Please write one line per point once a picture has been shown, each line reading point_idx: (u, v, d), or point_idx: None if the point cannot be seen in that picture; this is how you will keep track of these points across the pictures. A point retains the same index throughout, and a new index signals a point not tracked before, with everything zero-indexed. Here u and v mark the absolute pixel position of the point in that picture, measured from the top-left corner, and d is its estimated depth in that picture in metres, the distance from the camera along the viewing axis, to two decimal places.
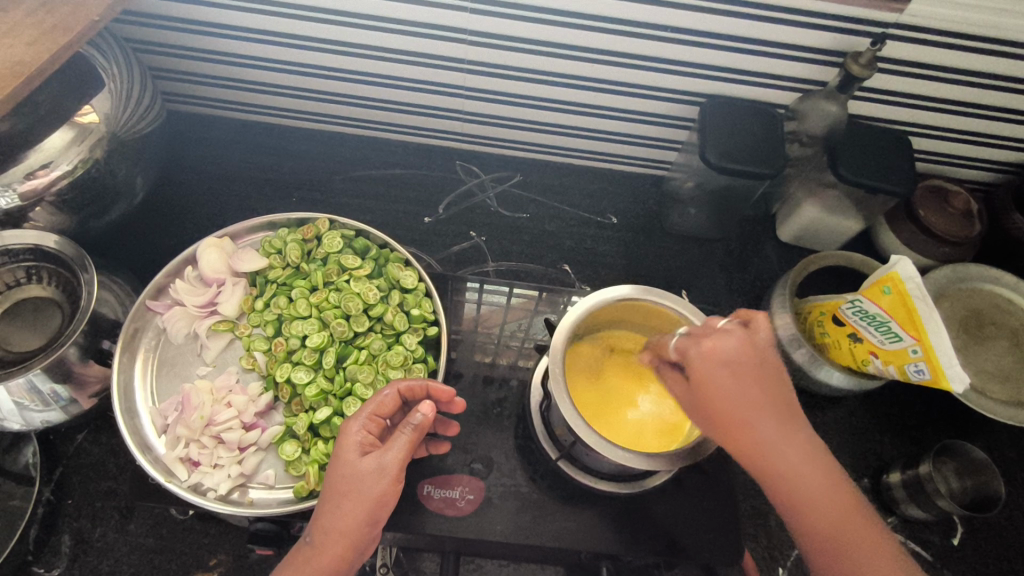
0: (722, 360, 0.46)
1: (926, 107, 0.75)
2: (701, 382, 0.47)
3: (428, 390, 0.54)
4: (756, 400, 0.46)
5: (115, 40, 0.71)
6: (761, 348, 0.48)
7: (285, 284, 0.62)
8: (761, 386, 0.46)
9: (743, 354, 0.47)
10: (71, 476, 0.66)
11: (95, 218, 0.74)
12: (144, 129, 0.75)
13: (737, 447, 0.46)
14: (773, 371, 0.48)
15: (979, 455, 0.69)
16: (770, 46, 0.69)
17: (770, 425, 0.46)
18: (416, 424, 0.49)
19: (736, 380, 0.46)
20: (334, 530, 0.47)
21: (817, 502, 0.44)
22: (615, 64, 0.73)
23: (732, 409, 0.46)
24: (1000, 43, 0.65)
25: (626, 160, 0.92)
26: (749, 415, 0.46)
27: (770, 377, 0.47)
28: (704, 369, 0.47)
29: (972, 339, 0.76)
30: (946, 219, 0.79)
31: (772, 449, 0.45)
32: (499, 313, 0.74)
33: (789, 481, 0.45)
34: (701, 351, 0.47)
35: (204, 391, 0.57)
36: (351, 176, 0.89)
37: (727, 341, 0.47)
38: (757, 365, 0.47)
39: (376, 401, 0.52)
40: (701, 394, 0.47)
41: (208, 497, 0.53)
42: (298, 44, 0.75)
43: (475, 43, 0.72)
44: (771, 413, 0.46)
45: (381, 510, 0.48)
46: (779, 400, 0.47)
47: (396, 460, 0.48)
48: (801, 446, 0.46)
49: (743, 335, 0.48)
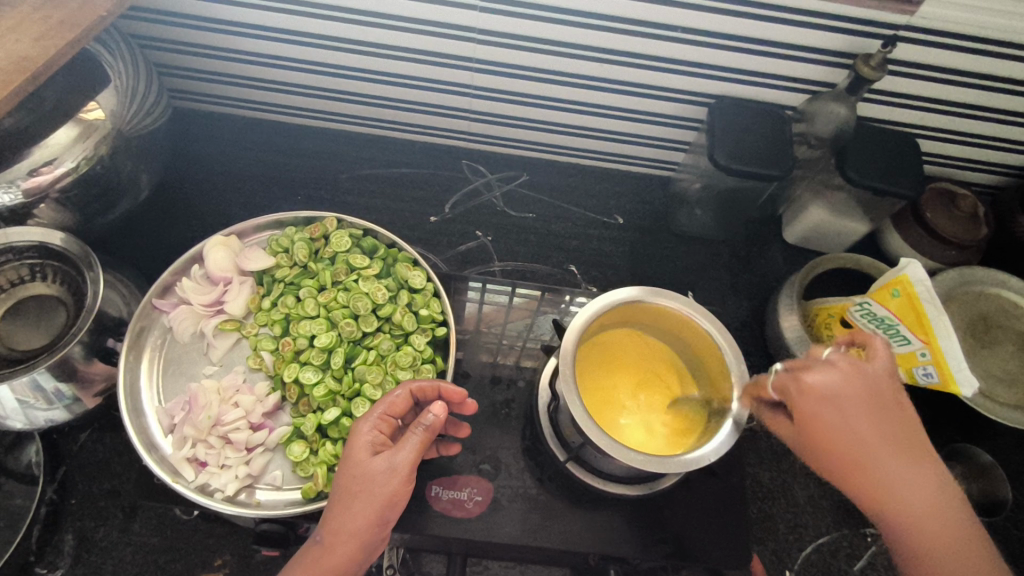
0: (829, 396, 0.46)
1: (934, 109, 0.75)
2: (807, 418, 0.46)
3: (439, 390, 0.54)
4: (873, 434, 0.45)
5: (121, 35, 0.70)
6: (870, 376, 0.47)
7: (293, 283, 0.61)
8: (879, 418, 0.46)
9: (850, 386, 0.46)
10: (74, 475, 0.66)
11: (99, 214, 0.73)
12: (149, 125, 0.75)
13: (848, 480, 0.45)
14: (891, 399, 0.47)
15: (985, 460, 0.73)
16: (779, 47, 0.69)
17: (889, 459, 0.45)
18: (428, 425, 0.49)
19: (847, 414, 0.45)
20: (344, 531, 0.46)
21: (936, 538, 0.43)
22: (625, 64, 0.73)
23: (849, 447, 0.45)
24: (1010, 46, 0.65)
25: (632, 161, 0.92)
26: (864, 448, 0.45)
27: (886, 407, 0.46)
28: (809, 405, 0.46)
29: (978, 343, 0.76)
30: (955, 221, 0.79)
31: (899, 484, 0.44)
32: (505, 313, 0.74)
33: (914, 517, 0.43)
34: (804, 388, 0.47)
35: (211, 391, 0.57)
36: (357, 174, 0.88)
37: (833, 375, 0.47)
38: (868, 396, 0.46)
39: (387, 401, 0.52)
40: (806, 431, 0.46)
41: (215, 497, 0.53)
42: (305, 41, 0.75)
43: (484, 42, 0.72)
44: (895, 447, 0.45)
45: (391, 510, 0.48)
46: (898, 433, 0.46)
47: (408, 460, 0.48)
48: (926, 479, 0.44)
49: (849, 366, 0.47)
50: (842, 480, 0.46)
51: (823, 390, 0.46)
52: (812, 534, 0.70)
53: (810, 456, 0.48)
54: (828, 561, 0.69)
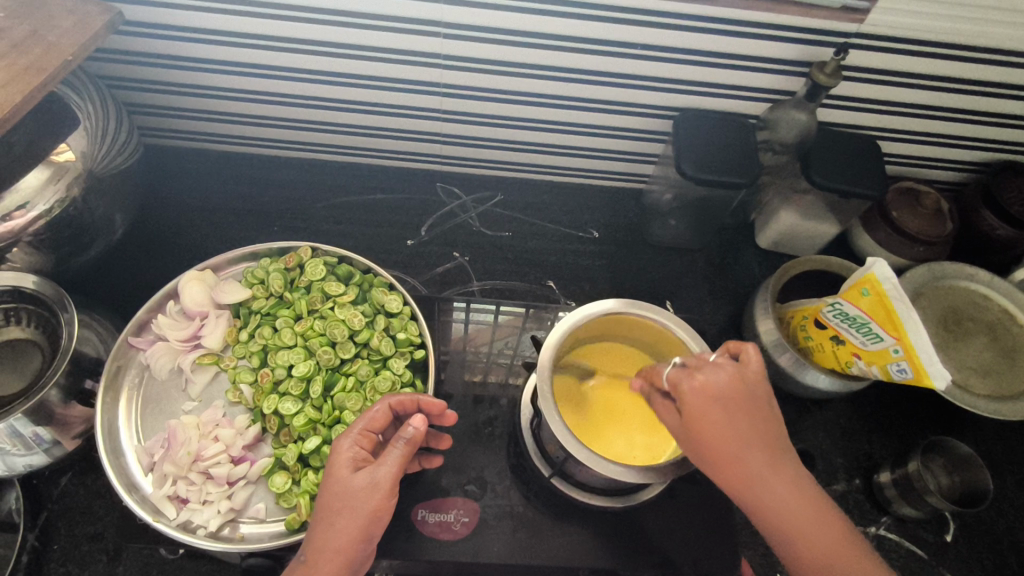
0: (705, 397, 0.47)
1: (892, 111, 0.77)
2: (693, 415, 0.47)
3: (418, 403, 0.54)
4: (749, 438, 0.47)
5: (91, 78, 0.71)
6: (754, 381, 0.49)
7: (270, 314, 0.62)
8: (754, 424, 0.48)
9: (732, 388, 0.48)
10: (56, 520, 0.65)
11: (74, 256, 0.73)
12: (121, 164, 0.75)
13: (722, 473, 0.47)
14: (766, 399, 0.49)
15: (964, 450, 0.69)
16: (737, 59, 0.71)
17: (756, 459, 0.47)
18: (409, 439, 0.50)
19: (727, 412, 0.47)
20: (329, 548, 0.47)
21: (792, 522, 0.46)
22: (590, 81, 0.75)
23: (727, 444, 0.47)
24: (958, 48, 0.67)
25: (604, 176, 0.93)
26: (738, 447, 0.47)
27: (760, 416, 0.48)
28: (696, 400, 0.47)
29: (952, 336, 0.77)
30: (920, 217, 0.81)
31: (761, 469, 0.47)
32: (488, 332, 0.74)
33: (767, 506, 0.46)
34: (692, 383, 0.48)
35: (190, 426, 0.56)
36: (333, 203, 0.89)
37: (717, 375, 0.48)
38: (747, 396, 0.48)
39: (368, 416, 0.52)
40: (691, 426, 0.47)
41: (198, 534, 0.52)
42: (274, 74, 0.76)
43: (450, 67, 0.73)
44: (765, 443, 0.47)
45: (375, 525, 0.48)
46: (764, 427, 0.48)
47: (389, 474, 0.49)
48: (778, 484, 0.47)
49: (733, 368, 0.49)
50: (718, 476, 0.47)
51: (705, 388, 0.48)
52: None
53: (694, 454, 0.48)
54: None
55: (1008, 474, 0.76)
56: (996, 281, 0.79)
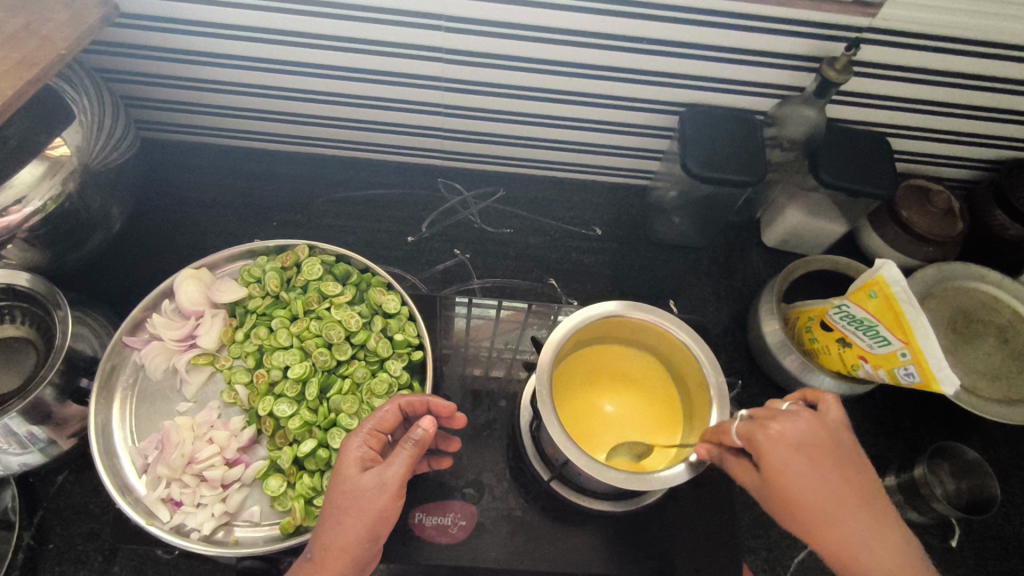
0: (788, 446, 0.46)
1: (903, 108, 0.75)
2: (777, 470, 0.45)
3: (428, 404, 0.54)
4: (840, 491, 0.45)
5: (86, 71, 0.70)
6: (836, 431, 0.48)
7: (266, 314, 0.61)
8: (842, 473, 0.45)
9: (815, 435, 0.46)
10: (51, 519, 0.64)
11: (70, 252, 0.72)
12: (118, 159, 0.74)
13: (815, 532, 0.44)
14: (852, 451, 0.47)
15: (973, 457, 0.69)
16: (745, 54, 0.69)
17: (853, 514, 0.44)
18: (417, 440, 0.49)
19: (812, 464, 0.45)
20: (336, 546, 0.47)
21: None
22: (593, 76, 0.73)
23: (817, 500, 0.44)
24: (972, 43, 0.65)
25: (607, 172, 0.92)
26: (829, 499, 0.44)
27: (848, 466, 0.46)
28: (777, 453, 0.46)
29: (961, 338, 0.76)
30: (930, 217, 0.79)
31: (856, 526, 0.44)
32: (491, 326, 0.73)
33: (878, 571, 0.42)
34: (769, 434, 0.46)
35: (184, 428, 0.56)
36: (332, 198, 0.88)
37: (797, 424, 0.47)
38: (831, 446, 0.46)
39: (377, 416, 0.51)
40: (773, 480, 0.45)
41: (191, 538, 0.52)
42: (272, 68, 0.74)
43: (451, 62, 0.72)
44: (858, 500, 0.45)
45: (382, 525, 0.48)
46: (855, 481, 0.46)
47: (397, 474, 0.48)
48: (880, 541, 0.43)
49: (812, 418, 0.48)
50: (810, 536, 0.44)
51: (785, 439, 0.46)
52: (802, 541, 0.70)
53: (780, 511, 0.46)
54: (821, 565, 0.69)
55: (1016, 478, 0.75)
56: (1006, 282, 0.77)
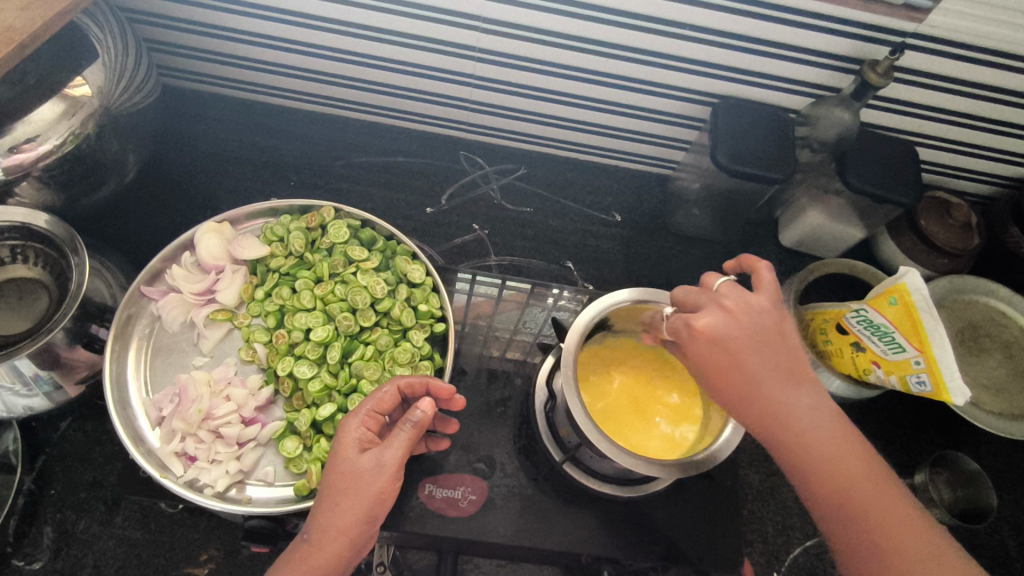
0: (713, 334, 0.45)
1: (935, 118, 0.75)
2: (702, 357, 0.46)
3: (428, 387, 0.52)
4: (760, 373, 0.44)
5: (110, 9, 0.67)
6: (755, 312, 0.46)
7: (289, 274, 0.59)
8: (763, 355, 0.45)
9: (733, 321, 0.45)
10: (54, 465, 0.63)
11: (84, 196, 0.71)
12: (139, 103, 0.72)
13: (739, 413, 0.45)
14: (779, 330, 0.46)
15: (972, 468, 0.71)
16: (787, 49, 0.68)
17: (776, 395, 0.44)
18: (416, 421, 0.49)
19: (732, 354, 0.45)
20: (334, 528, 0.46)
21: (818, 464, 0.43)
22: (631, 60, 0.72)
23: (745, 385, 0.44)
24: (1012, 58, 0.65)
25: (631, 158, 0.91)
26: (750, 382, 0.44)
27: (774, 344, 0.45)
28: (699, 344, 0.46)
29: (967, 351, 0.77)
30: (949, 229, 0.80)
31: (781, 405, 0.44)
32: (491, 305, 0.73)
33: (798, 451, 0.43)
34: (692, 327, 0.46)
35: (202, 383, 0.55)
36: (352, 162, 0.86)
37: (717, 316, 0.46)
38: (752, 332, 0.45)
39: (376, 398, 0.50)
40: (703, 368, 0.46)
41: (204, 494, 0.51)
42: (302, 22, 0.72)
43: (488, 31, 0.70)
44: (778, 382, 0.44)
45: (380, 507, 0.47)
46: (778, 362, 0.45)
47: (396, 456, 0.48)
48: (801, 423, 0.43)
49: (732, 305, 0.46)
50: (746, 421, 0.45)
51: (708, 328, 0.46)
52: (799, 538, 0.71)
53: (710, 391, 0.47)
54: (816, 563, 0.70)
55: (1010, 491, 0.76)
56: (1017, 299, 0.78)
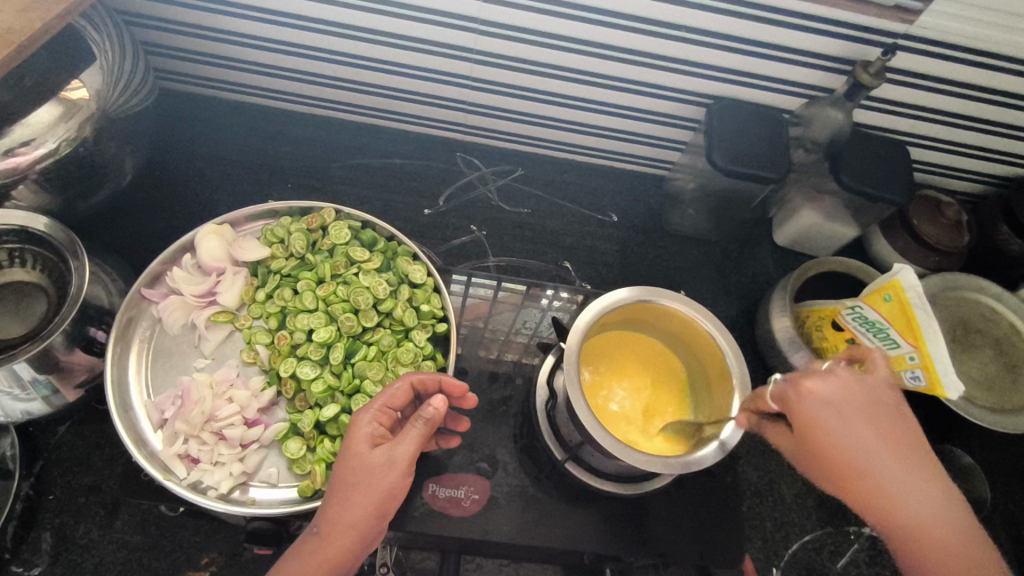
0: (825, 401, 0.46)
1: (925, 118, 0.76)
2: (809, 425, 0.46)
3: (440, 384, 0.54)
4: (873, 443, 0.45)
5: (107, 12, 0.67)
6: (871, 389, 0.48)
7: (291, 276, 0.59)
8: (876, 427, 0.45)
9: (849, 392, 0.47)
10: (52, 470, 0.63)
11: (82, 199, 0.70)
12: (136, 106, 0.72)
13: (848, 484, 0.44)
14: (894, 408, 0.47)
15: (965, 464, 0.76)
16: (780, 50, 0.69)
17: (889, 466, 0.44)
18: (428, 418, 0.49)
19: (843, 417, 0.46)
20: (342, 523, 0.46)
21: (938, 546, 0.42)
22: (628, 61, 0.73)
23: (855, 450, 0.44)
24: (1001, 58, 0.66)
25: (627, 159, 0.92)
26: (863, 452, 0.44)
27: (886, 417, 0.46)
28: (810, 411, 0.46)
29: (959, 347, 0.78)
30: (941, 227, 0.81)
31: (891, 477, 0.44)
32: (487, 305, 0.73)
33: (915, 530, 0.42)
34: (802, 394, 0.47)
35: (203, 385, 0.55)
36: (349, 164, 0.86)
37: (831, 382, 0.47)
38: (867, 403, 0.46)
39: (387, 393, 0.51)
40: (808, 436, 0.46)
41: (208, 496, 0.51)
42: (300, 24, 0.72)
43: (485, 33, 0.71)
44: (892, 455, 0.45)
45: (389, 502, 0.48)
46: (888, 434, 0.46)
47: (407, 452, 0.48)
48: (917, 498, 0.43)
49: (849, 376, 0.48)
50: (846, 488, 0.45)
51: (820, 396, 0.47)
52: (798, 532, 0.72)
53: (812, 466, 0.47)
54: (815, 557, 0.71)
55: (1003, 484, 0.77)
56: (1007, 295, 0.80)
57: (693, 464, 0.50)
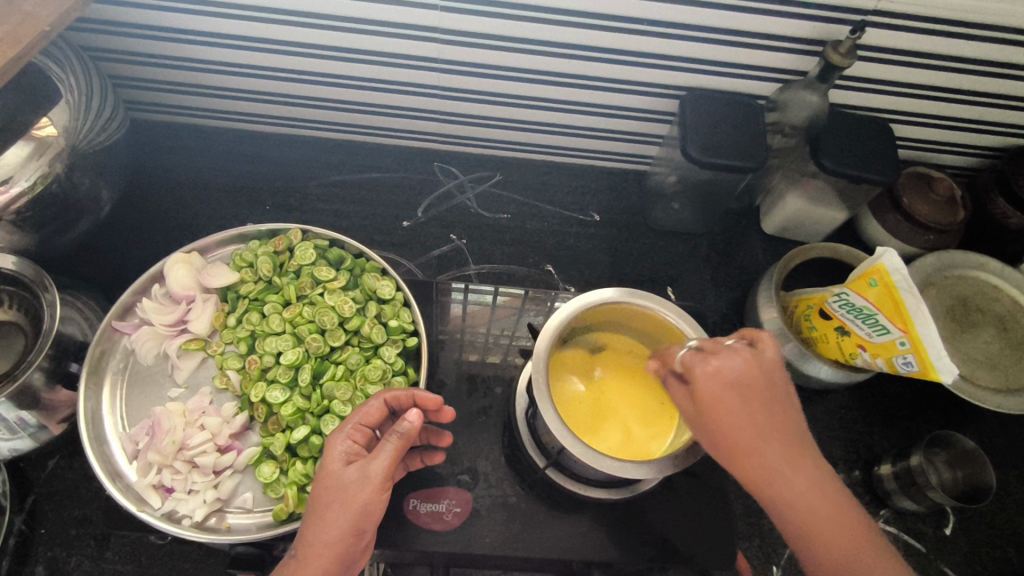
0: (723, 381, 0.44)
1: (907, 93, 0.74)
2: (705, 398, 0.44)
3: (413, 398, 0.53)
4: (772, 431, 0.43)
5: (72, 48, 0.68)
6: (769, 363, 0.46)
7: (259, 300, 0.60)
8: (771, 413, 0.44)
9: (751, 370, 0.44)
10: (43, 504, 0.64)
11: (60, 234, 0.71)
12: (106, 140, 0.72)
13: (745, 470, 0.43)
14: (775, 386, 0.45)
15: (969, 445, 0.69)
16: (748, 36, 0.67)
17: (786, 454, 0.43)
18: (404, 433, 0.48)
19: (738, 398, 0.43)
20: (319, 542, 0.45)
21: (822, 527, 0.42)
22: (593, 59, 0.72)
23: (746, 439, 0.43)
24: (979, 28, 0.64)
25: (606, 156, 0.91)
26: (760, 439, 0.43)
27: (778, 397, 0.44)
28: (710, 389, 0.44)
29: (959, 327, 0.75)
30: (932, 204, 0.78)
31: (788, 476, 0.43)
32: (488, 313, 0.72)
33: (802, 516, 0.42)
34: (707, 369, 0.44)
35: (175, 414, 0.55)
36: (327, 181, 0.87)
37: (733, 363, 0.45)
38: (762, 387, 0.44)
39: (362, 411, 0.51)
40: (704, 412, 0.44)
41: (183, 525, 0.52)
42: (263, 46, 0.72)
43: (447, 42, 0.70)
44: (795, 449, 0.43)
45: (366, 520, 0.47)
46: (793, 435, 0.44)
47: (382, 468, 0.47)
48: (815, 494, 0.42)
49: (749, 355, 0.45)
50: (731, 462, 0.43)
51: (718, 374, 0.44)
52: None
53: (700, 432, 0.45)
54: None
55: (1012, 467, 0.75)
56: (1007, 271, 0.77)
57: (657, 471, 0.49)
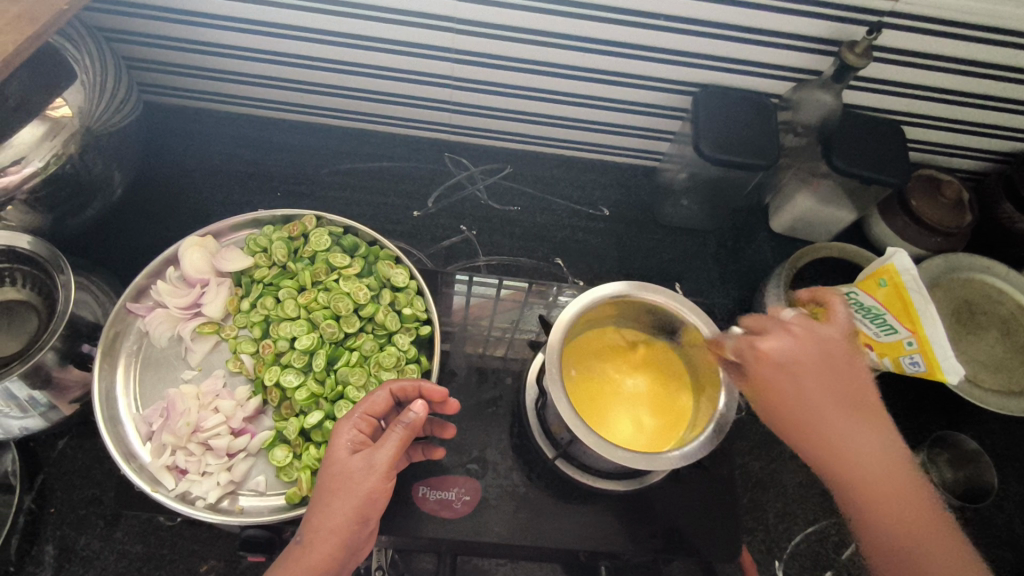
0: (784, 363, 0.46)
1: (920, 96, 0.74)
2: (764, 385, 0.47)
3: (420, 389, 0.53)
4: (833, 403, 0.46)
5: (87, 28, 0.68)
6: (819, 334, 0.48)
7: (273, 284, 0.60)
8: (829, 385, 0.46)
9: (803, 348, 0.46)
10: (53, 483, 0.64)
11: (72, 215, 0.71)
12: (119, 122, 0.72)
13: (804, 441, 0.46)
14: (831, 356, 0.47)
15: (972, 447, 0.71)
16: (765, 34, 0.68)
17: (842, 418, 0.45)
18: (408, 423, 0.49)
19: (796, 382, 0.46)
20: (323, 528, 0.46)
21: (873, 488, 0.44)
22: (608, 53, 0.72)
23: (803, 411, 0.46)
24: (996, 32, 0.64)
25: (616, 151, 0.91)
26: (821, 404, 0.45)
27: (842, 369, 0.47)
28: (768, 373, 0.46)
29: (964, 329, 0.76)
30: (939, 207, 0.79)
31: (840, 436, 0.45)
32: (490, 306, 0.72)
33: (860, 480, 0.45)
34: (765, 353, 0.47)
35: (190, 396, 0.56)
36: (338, 169, 0.87)
37: (784, 342, 0.47)
38: (819, 359, 0.46)
39: (367, 400, 0.51)
40: (765, 395, 0.47)
41: (196, 506, 0.52)
42: (278, 32, 0.72)
43: (463, 32, 0.70)
44: (852, 410, 0.46)
45: (371, 507, 0.47)
46: (851, 405, 0.46)
47: (386, 456, 0.48)
48: (874, 450, 0.45)
49: (801, 333, 0.47)
50: (792, 436, 0.47)
51: (784, 355, 0.46)
52: (800, 524, 0.71)
53: (771, 417, 0.48)
54: (820, 549, 0.70)
55: (1013, 469, 0.76)
56: (1013, 274, 0.77)
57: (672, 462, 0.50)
